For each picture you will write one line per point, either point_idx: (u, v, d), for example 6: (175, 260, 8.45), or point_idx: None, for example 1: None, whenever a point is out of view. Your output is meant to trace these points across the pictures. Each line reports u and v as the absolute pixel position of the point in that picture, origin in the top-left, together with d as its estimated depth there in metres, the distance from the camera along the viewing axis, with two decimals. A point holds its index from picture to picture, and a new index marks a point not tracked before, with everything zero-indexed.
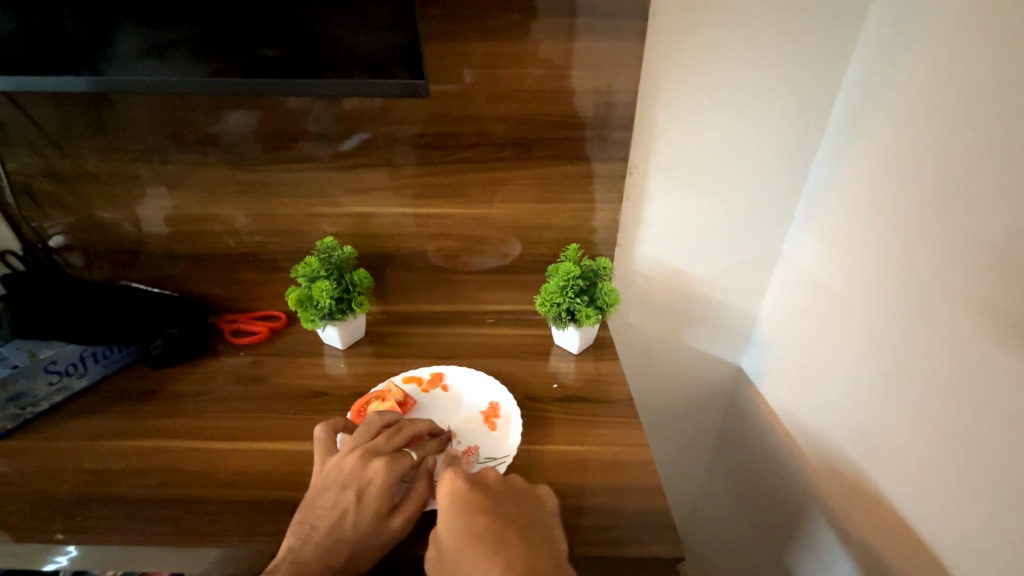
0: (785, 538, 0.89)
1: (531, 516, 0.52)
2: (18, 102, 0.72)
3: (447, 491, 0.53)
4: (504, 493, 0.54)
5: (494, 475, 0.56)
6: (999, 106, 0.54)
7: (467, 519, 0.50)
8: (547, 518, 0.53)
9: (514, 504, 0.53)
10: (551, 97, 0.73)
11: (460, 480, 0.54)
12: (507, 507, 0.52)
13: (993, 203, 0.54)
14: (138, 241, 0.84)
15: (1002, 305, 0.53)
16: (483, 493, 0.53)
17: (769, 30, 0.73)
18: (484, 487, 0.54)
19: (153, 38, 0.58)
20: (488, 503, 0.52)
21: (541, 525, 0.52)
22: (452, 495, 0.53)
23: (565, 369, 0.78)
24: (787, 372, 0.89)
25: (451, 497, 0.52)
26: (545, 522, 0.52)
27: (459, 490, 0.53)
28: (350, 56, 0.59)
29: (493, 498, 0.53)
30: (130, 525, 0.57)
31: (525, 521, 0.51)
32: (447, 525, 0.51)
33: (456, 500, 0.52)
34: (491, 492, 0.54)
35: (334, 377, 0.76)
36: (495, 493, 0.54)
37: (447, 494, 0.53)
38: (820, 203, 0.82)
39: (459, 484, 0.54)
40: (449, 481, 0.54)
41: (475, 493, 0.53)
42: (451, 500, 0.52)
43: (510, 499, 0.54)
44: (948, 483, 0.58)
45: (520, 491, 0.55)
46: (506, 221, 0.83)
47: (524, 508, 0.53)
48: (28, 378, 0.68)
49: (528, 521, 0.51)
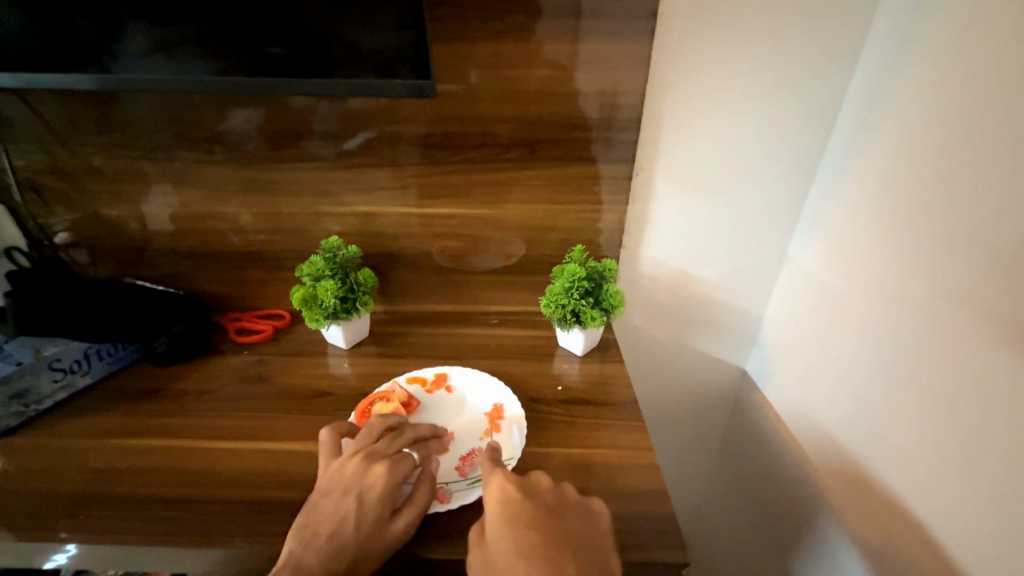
0: (789, 543, 0.88)
1: (578, 532, 0.52)
2: (25, 98, 0.72)
3: (498, 497, 0.54)
4: (553, 504, 0.54)
5: (546, 482, 0.56)
6: (1004, 111, 0.53)
7: (516, 530, 0.51)
8: (596, 534, 0.52)
9: (561, 517, 0.53)
10: (557, 98, 0.73)
11: (511, 485, 0.55)
12: (555, 520, 0.52)
13: (997, 209, 0.54)
14: (143, 238, 0.84)
15: (1005, 310, 0.53)
16: (534, 502, 0.54)
17: (776, 32, 0.73)
18: (537, 498, 0.54)
19: (159, 36, 0.58)
20: (538, 514, 0.52)
21: (589, 542, 0.51)
22: (503, 502, 0.53)
23: (569, 371, 0.77)
24: (792, 376, 0.89)
25: (501, 503, 0.53)
26: (594, 539, 0.52)
27: (510, 497, 0.53)
28: (356, 56, 0.59)
29: (543, 509, 0.53)
30: (133, 524, 0.57)
31: (573, 538, 0.51)
32: (496, 532, 0.51)
33: (507, 506, 0.53)
34: (541, 502, 0.54)
35: (337, 377, 0.76)
36: (545, 502, 0.54)
37: (497, 500, 0.54)
38: (825, 206, 0.82)
39: (510, 491, 0.54)
40: (500, 486, 0.54)
41: (526, 502, 0.53)
42: (502, 507, 0.53)
43: (559, 511, 0.54)
44: (955, 490, 0.58)
45: (570, 502, 0.55)
46: (511, 222, 0.82)
47: (573, 522, 0.53)
48: (32, 375, 0.68)
49: (576, 537, 0.51)
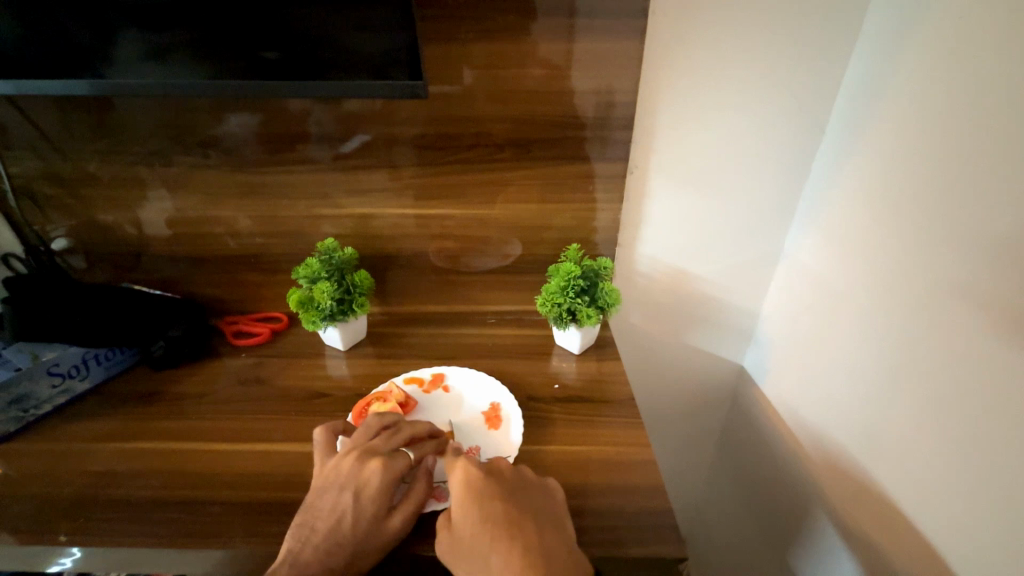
0: (787, 538, 0.89)
1: (543, 508, 0.53)
2: (20, 106, 0.72)
3: (461, 478, 0.54)
4: (515, 484, 0.55)
5: (506, 465, 0.57)
6: (1003, 102, 0.53)
7: (482, 509, 0.51)
8: (555, 506, 0.54)
9: (524, 496, 0.54)
10: (552, 97, 0.73)
11: (473, 469, 0.55)
12: (517, 498, 0.53)
13: (996, 200, 0.54)
14: (140, 243, 0.84)
15: (1007, 299, 0.53)
16: (497, 483, 0.54)
17: (769, 28, 0.73)
18: (498, 479, 0.55)
19: (156, 40, 0.58)
20: (501, 494, 0.53)
21: (552, 517, 0.53)
22: (466, 484, 0.53)
23: (566, 369, 0.78)
24: (789, 371, 0.89)
25: (466, 486, 0.53)
26: (554, 511, 0.53)
27: (473, 478, 0.54)
28: (350, 58, 0.59)
29: (505, 489, 0.54)
30: (133, 527, 0.57)
31: (534, 511, 0.52)
32: (461, 512, 0.52)
33: (471, 487, 0.53)
34: (504, 483, 0.54)
35: (335, 378, 0.76)
36: (507, 482, 0.55)
37: (461, 483, 0.54)
38: (821, 201, 0.82)
39: (473, 474, 0.54)
40: (463, 470, 0.55)
41: (489, 483, 0.54)
42: (465, 489, 0.53)
43: (521, 490, 0.54)
44: (954, 485, 0.58)
45: (531, 482, 0.56)
46: (506, 222, 0.83)
47: (535, 500, 0.54)
48: (31, 380, 0.68)
49: (541, 512, 0.52)
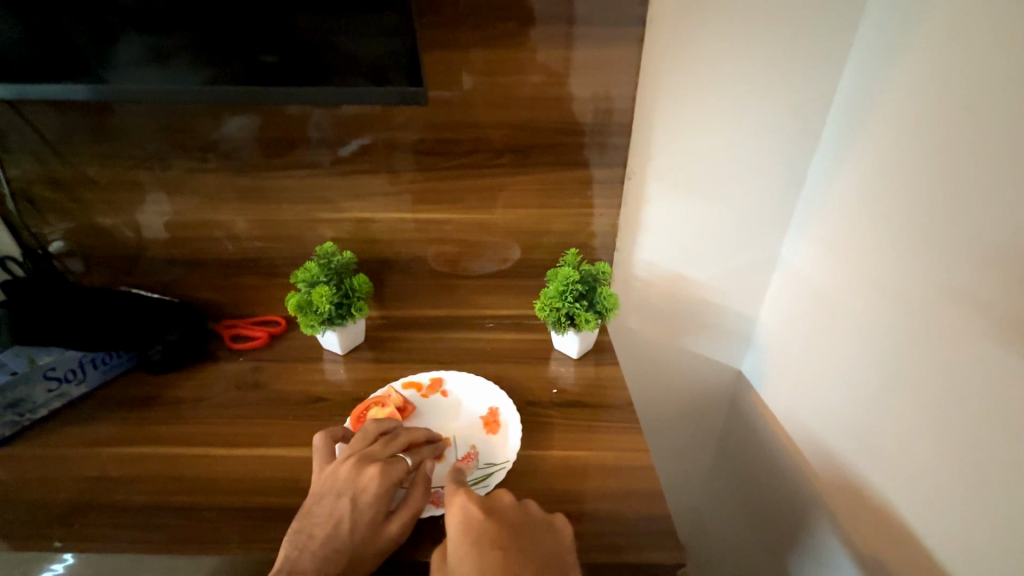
0: (786, 542, 0.89)
1: (542, 549, 0.52)
2: (20, 109, 0.72)
3: (459, 518, 0.53)
4: (516, 522, 0.54)
5: (509, 501, 0.56)
6: (1001, 111, 0.53)
7: (477, 553, 0.50)
8: (559, 550, 0.52)
9: (524, 534, 0.53)
10: (551, 103, 0.73)
11: (472, 506, 0.54)
12: (517, 538, 0.52)
13: (994, 208, 0.54)
14: (138, 246, 0.84)
15: (1005, 307, 0.53)
16: (496, 522, 0.53)
17: (764, 35, 0.73)
18: (500, 516, 0.54)
19: (157, 46, 0.58)
20: (500, 535, 0.52)
21: (550, 560, 0.51)
22: (463, 522, 0.53)
23: (564, 374, 0.78)
24: (787, 376, 0.89)
25: (463, 525, 0.53)
26: (556, 555, 0.51)
27: (471, 518, 0.53)
28: (351, 65, 0.59)
29: (505, 528, 0.53)
30: (128, 533, 0.57)
31: (533, 553, 0.51)
32: (457, 553, 0.51)
33: (468, 527, 0.52)
34: (504, 522, 0.53)
35: (333, 383, 0.76)
36: (509, 520, 0.54)
37: (458, 521, 0.53)
38: (818, 206, 0.82)
39: (471, 512, 0.54)
40: (462, 507, 0.54)
41: (488, 522, 0.53)
42: (462, 528, 0.53)
43: (522, 529, 0.53)
44: (954, 491, 0.58)
45: (535, 520, 0.55)
46: (505, 226, 0.83)
47: (536, 539, 0.52)
48: (27, 385, 0.68)
49: (539, 554, 0.51)
